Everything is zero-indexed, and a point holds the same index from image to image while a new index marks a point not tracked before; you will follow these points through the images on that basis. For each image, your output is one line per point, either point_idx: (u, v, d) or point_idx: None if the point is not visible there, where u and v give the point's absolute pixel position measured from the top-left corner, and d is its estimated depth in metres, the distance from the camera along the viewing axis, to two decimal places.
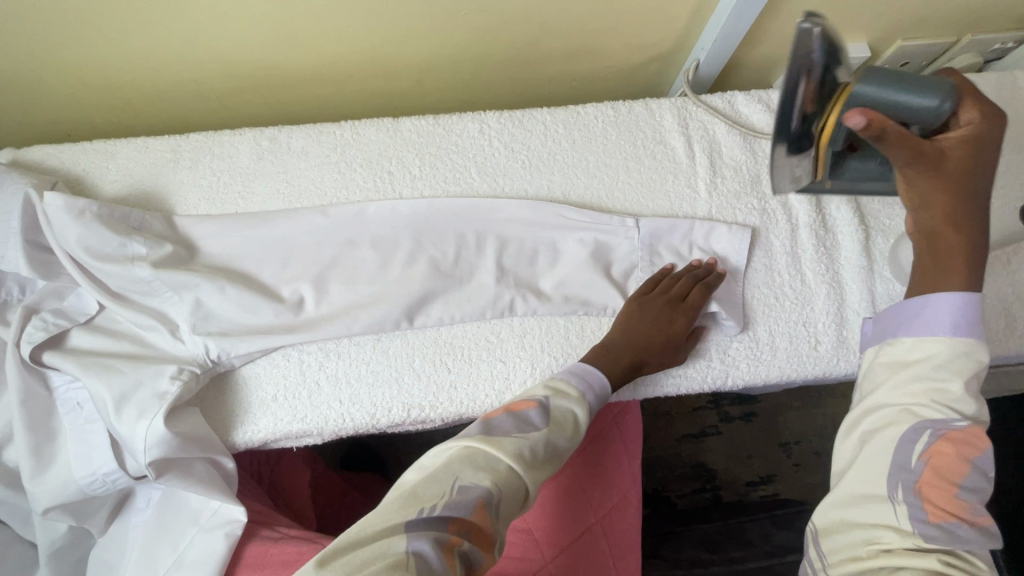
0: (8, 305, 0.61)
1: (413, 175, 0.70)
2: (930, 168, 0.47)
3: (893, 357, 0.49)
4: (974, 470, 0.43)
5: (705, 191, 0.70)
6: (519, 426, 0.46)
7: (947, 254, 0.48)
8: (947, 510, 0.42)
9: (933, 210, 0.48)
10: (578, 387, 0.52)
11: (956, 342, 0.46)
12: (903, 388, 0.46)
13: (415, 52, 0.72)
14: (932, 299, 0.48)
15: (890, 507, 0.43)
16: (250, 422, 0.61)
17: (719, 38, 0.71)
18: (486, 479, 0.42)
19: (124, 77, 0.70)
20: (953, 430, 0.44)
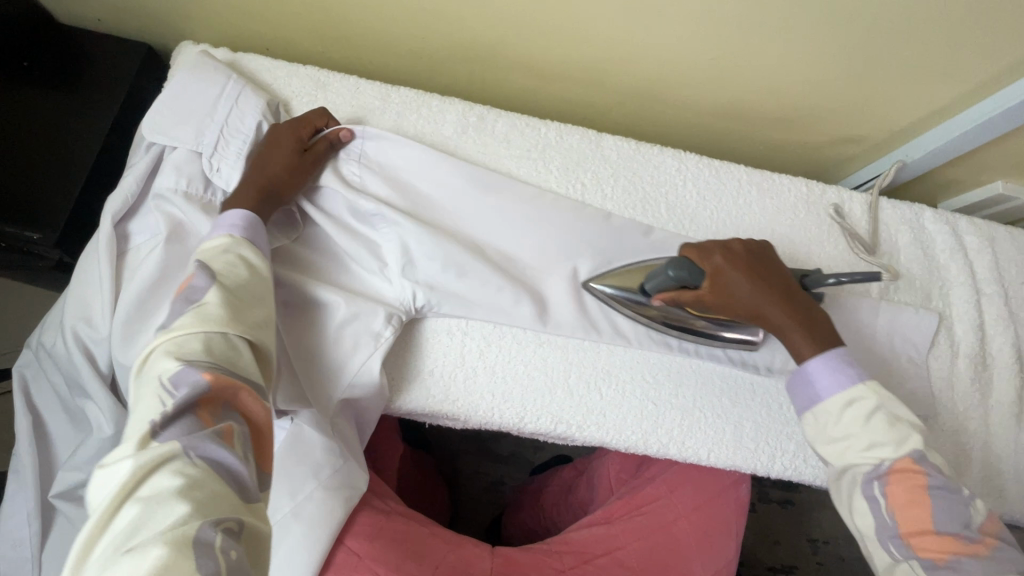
0: (211, 205, 0.59)
1: (605, 193, 0.70)
2: (729, 303, 0.57)
3: (818, 431, 0.53)
4: (938, 500, 0.47)
5: (878, 293, 0.70)
6: (189, 297, 0.43)
7: (784, 332, 0.55)
8: (947, 552, 0.45)
9: (759, 317, 0.56)
10: (221, 234, 0.49)
11: (838, 394, 0.52)
12: (837, 449, 0.51)
13: (637, 74, 0.72)
14: (813, 367, 0.53)
15: (905, 569, 0.46)
16: (405, 389, 0.61)
17: (933, 153, 0.71)
18: (202, 359, 0.40)
19: (357, 13, 0.69)
20: (890, 469, 0.48)
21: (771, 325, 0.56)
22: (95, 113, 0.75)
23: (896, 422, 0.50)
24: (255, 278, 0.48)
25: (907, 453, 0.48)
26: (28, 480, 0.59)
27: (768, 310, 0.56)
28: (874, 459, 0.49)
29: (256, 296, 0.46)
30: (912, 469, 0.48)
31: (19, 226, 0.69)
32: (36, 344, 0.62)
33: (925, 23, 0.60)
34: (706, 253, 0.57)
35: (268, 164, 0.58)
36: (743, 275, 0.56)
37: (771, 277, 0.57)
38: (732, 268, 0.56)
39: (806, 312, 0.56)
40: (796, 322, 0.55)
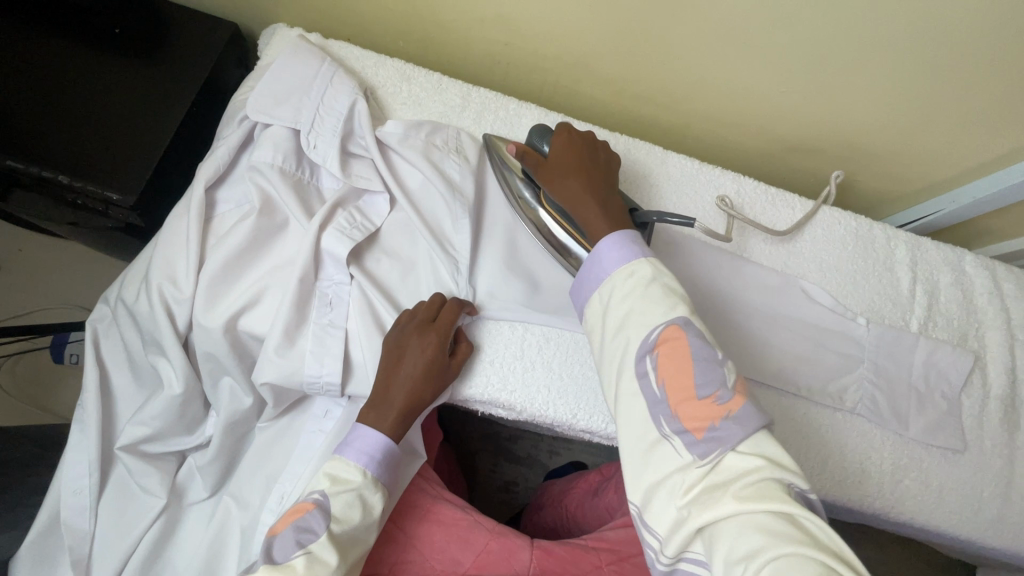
0: (301, 181, 0.63)
1: (666, 207, 0.73)
2: (553, 170, 0.60)
3: (601, 300, 0.51)
4: (699, 362, 0.44)
5: (916, 328, 0.73)
6: (299, 538, 0.48)
7: (582, 209, 0.56)
8: (707, 419, 0.41)
9: (569, 189, 0.58)
10: (356, 464, 0.54)
11: (623, 267, 0.51)
12: (617, 321, 0.49)
13: (705, 99, 0.74)
14: (606, 243, 0.53)
15: (668, 447, 0.42)
16: (464, 376, 0.63)
17: (979, 200, 0.73)
18: (308, 529, 0.49)
19: (447, 15, 0.72)
20: (658, 338, 0.45)
21: (571, 200, 0.57)
22: (180, 83, 0.78)
23: (672, 295, 0.48)
24: (362, 525, 0.51)
25: (673, 320, 0.46)
26: (91, 432, 0.60)
27: (572, 187, 0.58)
28: (645, 329, 0.47)
29: (353, 549, 0.50)
30: (678, 337, 0.45)
31: (99, 186, 0.70)
32: (114, 300, 0.64)
33: (992, 76, 0.62)
34: (562, 134, 0.62)
35: (391, 384, 0.57)
36: (577, 153, 0.60)
37: (600, 175, 0.60)
38: (565, 145, 0.61)
39: (608, 203, 0.57)
40: (596, 204, 0.56)
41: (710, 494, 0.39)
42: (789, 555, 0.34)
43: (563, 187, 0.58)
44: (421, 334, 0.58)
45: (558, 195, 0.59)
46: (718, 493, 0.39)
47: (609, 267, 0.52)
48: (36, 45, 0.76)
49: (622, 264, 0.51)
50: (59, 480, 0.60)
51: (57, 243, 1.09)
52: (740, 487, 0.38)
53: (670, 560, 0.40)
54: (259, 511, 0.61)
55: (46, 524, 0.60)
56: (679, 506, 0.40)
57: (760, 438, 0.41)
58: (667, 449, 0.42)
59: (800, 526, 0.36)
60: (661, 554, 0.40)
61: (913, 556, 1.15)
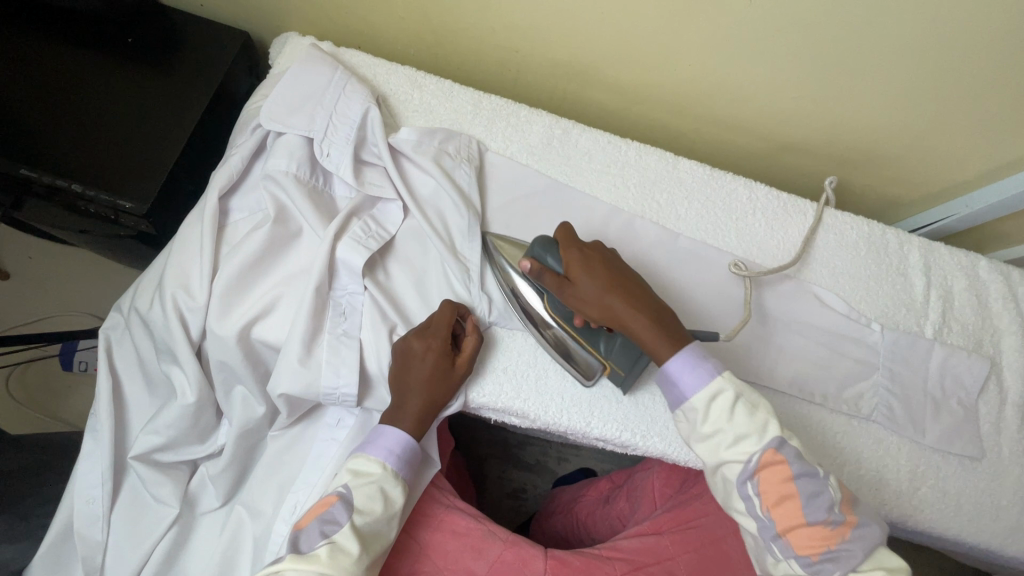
0: (315, 190, 0.63)
1: (678, 214, 0.73)
2: (578, 296, 0.54)
3: (690, 428, 0.52)
4: (806, 487, 0.48)
5: (931, 334, 0.73)
6: (324, 528, 0.48)
7: (639, 335, 0.53)
8: (822, 545, 0.47)
9: (609, 313, 0.53)
10: (377, 460, 0.54)
11: (698, 395, 0.51)
12: (708, 447, 0.51)
13: (716, 105, 0.74)
14: (674, 365, 0.52)
15: (788, 568, 0.48)
16: (477, 385, 0.62)
17: (993, 205, 0.73)
18: (329, 518, 0.49)
19: (458, 23, 0.72)
20: (759, 465, 0.49)
21: (622, 322, 0.53)
22: (192, 92, 0.78)
23: (754, 409, 0.50)
24: (384, 517, 0.52)
25: (769, 445, 0.49)
26: (104, 441, 0.60)
27: (615, 311, 0.53)
28: (742, 455, 0.49)
29: (375, 543, 0.50)
30: (778, 461, 0.49)
31: (112, 195, 0.71)
32: (126, 309, 0.63)
33: (1007, 81, 0.62)
34: (570, 245, 0.55)
35: (405, 393, 0.57)
36: (596, 271, 0.54)
37: (629, 283, 0.54)
38: (580, 266, 0.54)
39: (662, 314, 0.54)
40: (651, 321, 0.53)
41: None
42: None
43: (602, 314, 0.53)
44: (421, 337, 0.58)
45: (600, 316, 0.54)
46: None
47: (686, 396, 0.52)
48: (50, 54, 0.76)
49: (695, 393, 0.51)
50: (73, 489, 0.60)
51: (67, 250, 1.09)
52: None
53: None
54: (272, 519, 0.61)
55: (60, 532, 0.60)
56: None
57: (875, 551, 0.47)
58: (785, 568, 0.49)
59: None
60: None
61: (927, 564, 1.13)
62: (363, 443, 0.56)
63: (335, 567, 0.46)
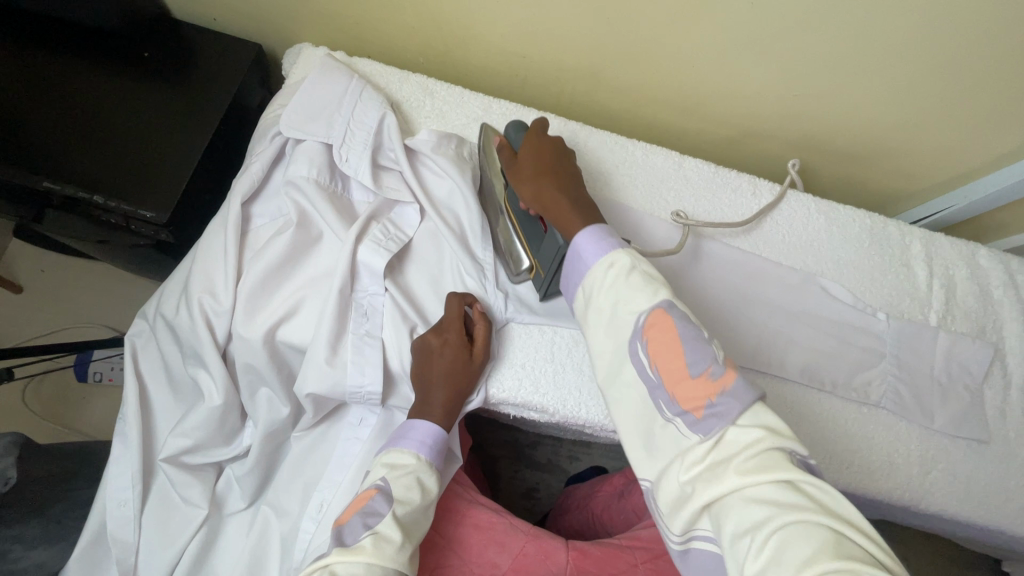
0: (334, 194, 0.65)
1: (685, 210, 0.75)
2: (521, 171, 0.58)
3: (589, 297, 0.51)
4: (689, 341, 0.44)
5: (936, 321, 0.75)
6: (366, 522, 0.50)
7: (553, 211, 0.54)
8: (704, 398, 0.42)
9: (537, 190, 0.56)
10: (411, 451, 0.56)
11: (601, 259, 0.51)
12: (605, 315, 0.49)
13: (720, 103, 0.76)
14: (582, 235, 0.52)
15: (673, 429, 0.44)
16: (497, 380, 0.64)
17: (991, 195, 0.76)
18: (371, 510, 0.51)
19: (468, 30, 0.74)
20: (646, 323, 0.46)
21: (545, 202, 0.55)
22: (208, 104, 0.80)
23: (652, 282, 0.48)
24: (422, 506, 0.53)
25: (658, 304, 0.46)
26: (133, 445, 0.62)
27: (541, 187, 0.56)
28: (632, 315, 0.47)
29: (417, 531, 0.51)
30: (665, 319, 0.46)
31: (133, 205, 0.72)
32: (152, 316, 0.65)
33: (1002, 73, 0.64)
34: (534, 132, 0.60)
35: (431, 386, 0.59)
36: (545, 154, 0.58)
37: (571, 174, 0.57)
38: (532, 146, 0.59)
39: (582, 199, 0.55)
40: (565, 198, 0.54)
41: (713, 468, 0.41)
42: (796, 523, 0.35)
43: (531, 190, 0.56)
44: (437, 332, 0.61)
45: (530, 198, 0.57)
46: (721, 467, 0.40)
47: (585, 261, 0.51)
48: (69, 70, 0.78)
49: (598, 259, 0.51)
50: (104, 493, 0.61)
51: (82, 263, 1.11)
52: (739, 459, 0.39)
53: (682, 537, 0.42)
54: (299, 518, 0.62)
55: (94, 535, 0.61)
56: (683, 485, 0.42)
57: (756, 410, 0.42)
58: (672, 432, 0.44)
59: (800, 491, 0.37)
60: (672, 532, 0.42)
61: (937, 552, 1.15)
62: (393, 438, 0.58)
63: (381, 557, 0.47)
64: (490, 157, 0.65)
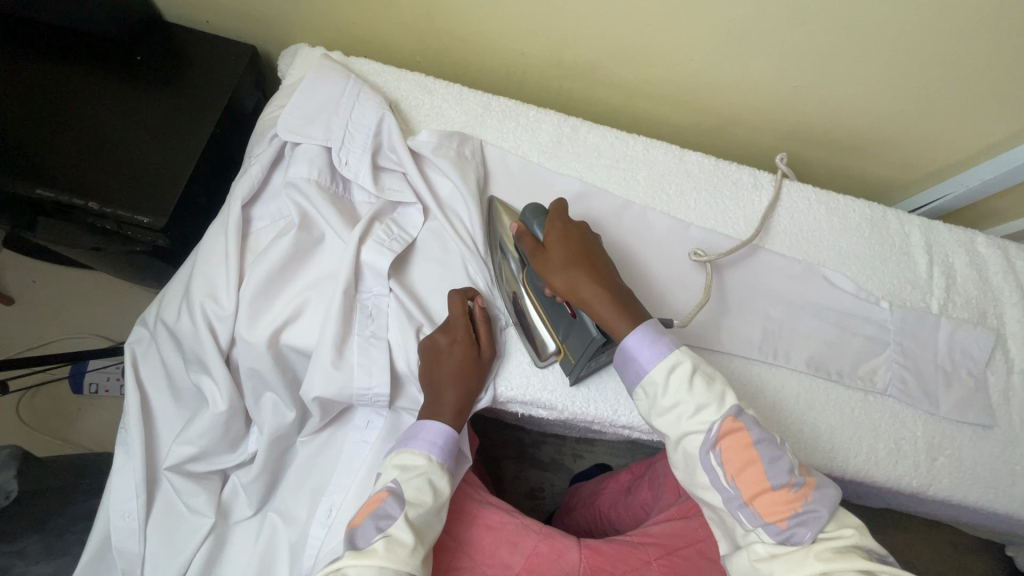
0: (336, 195, 0.64)
1: (687, 204, 0.75)
2: (552, 265, 0.55)
3: (649, 403, 0.51)
4: (766, 454, 0.47)
5: (937, 309, 0.75)
6: (379, 524, 0.49)
7: (597, 310, 0.53)
8: (787, 509, 0.45)
9: (574, 284, 0.54)
10: (422, 452, 0.55)
11: (657, 366, 0.50)
12: (669, 420, 0.50)
13: (718, 97, 0.77)
14: (632, 339, 0.51)
15: (755, 538, 0.46)
16: (505, 378, 0.63)
17: (986, 182, 0.76)
18: (384, 513, 0.50)
19: (465, 28, 0.74)
20: (719, 435, 0.48)
21: (584, 298, 0.54)
22: (204, 108, 0.79)
23: (713, 383, 0.50)
24: (434, 507, 0.53)
25: (728, 413, 0.48)
26: (135, 455, 0.60)
27: (580, 282, 0.54)
28: (701, 424, 0.48)
29: (429, 533, 0.51)
30: (737, 428, 0.48)
31: (130, 211, 0.71)
32: (152, 323, 0.64)
33: (997, 62, 0.65)
34: (556, 218, 0.58)
35: (439, 385, 0.58)
36: (575, 243, 0.56)
37: (602, 262, 0.56)
38: (560, 234, 0.56)
39: (621, 291, 0.54)
40: (609, 295, 0.53)
41: (792, 557, 0.44)
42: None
43: (568, 286, 0.54)
44: (445, 331, 0.60)
45: (566, 291, 0.55)
46: (803, 559, 0.44)
47: (645, 367, 0.51)
48: (60, 76, 0.77)
49: (654, 365, 0.50)
50: (107, 504, 0.60)
51: (74, 272, 1.09)
52: (822, 549, 0.44)
53: None
54: (308, 524, 0.61)
55: (98, 547, 0.60)
56: (760, 569, 0.45)
57: (835, 511, 0.46)
58: (754, 539, 0.46)
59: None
60: None
61: (941, 537, 1.16)
62: (403, 439, 0.57)
63: (393, 559, 0.47)
64: (508, 237, 0.64)
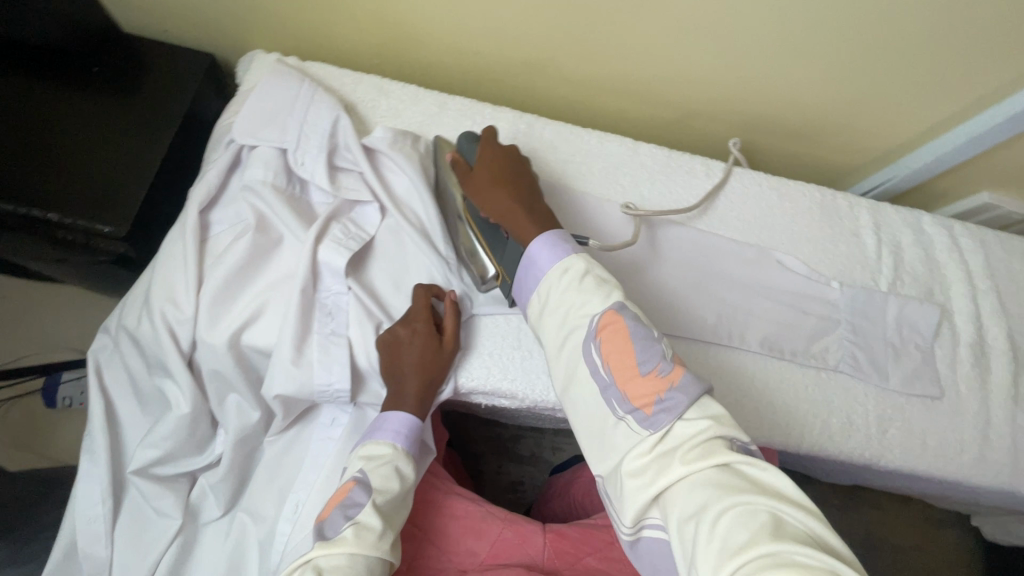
0: (293, 197, 0.65)
1: (642, 194, 0.77)
2: (477, 185, 0.60)
3: (543, 303, 0.53)
4: (638, 343, 0.47)
5: (886, 287, 0.78)
6: (347, 513, 0.51)
7: (513, 220, 0.57)
8: (654, 395, 0.45)
9: (496, 200, 0.58)
10: (387, 442, 0.57)
11: (556, 264, 0.53)
12: (559, 315, 0.51)
13: (670, 89, 0.79)
14: (537, 242, 0.54)
15: (624, 427, 0.45)
16: (466, 369, 0.65)
17: (930, 162, 0.80)
18: (352, 502, 0.52)
19: (420, 30, 0.76)
20: (599, 325, 0.48)
21: (501, 210, 0.57)
22: (164, 116, 0.80)
23: (603, 284, 0.51)
24: (401, 493, 0.54)
25: (610, 307, 0.49)
26: (101, 459, 0.61)
27: (499, 197, 0.58)
28: (585, 317, 0.49)
29: (397, 517, 0.53)
30: (616, 320, 0.48)
31: (91, 220, 0.72)
32: (114, 328, 0.64)
33: (928, 46, 0.68)
34: (488, 146, 0.62)
35: (401, 375, 0.60)
36: (500, 166, 0.60)
37: (525, 185, 0.60)
38: (486, 159, 0.61)
39: (538, 208, 0.58)
40: (523, 207, 0.57)
41: (661, 460, 0.43)
42: (742, 506, 0.38)
43: (488, 201, 0.59)
44: (405, 323, 0.62)
45: (489, 209, 0.59)
46: (669, 458, 0.43)
47: (543, 267, 0.53)
48: (17, 89, 0.77)
49: (554, 264, 0.53)
50: (74, 509, 0.61)
51: (43, 287, 1.09)
52: (685, 449, 0.42)
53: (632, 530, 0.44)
54: (276, 521, 0.62)
55: (66, 552, 0.61)
56: (634, 477, 0.44)
57: (701, 402, 0.45)
58: (625, 429, 0.45)
59: (740, 474, 0.41)
60: (623, 522, 0.44)
61: (912, 515, 1.19)
62: (369, 431, 0.58)
63: (363, 544, 0.48)
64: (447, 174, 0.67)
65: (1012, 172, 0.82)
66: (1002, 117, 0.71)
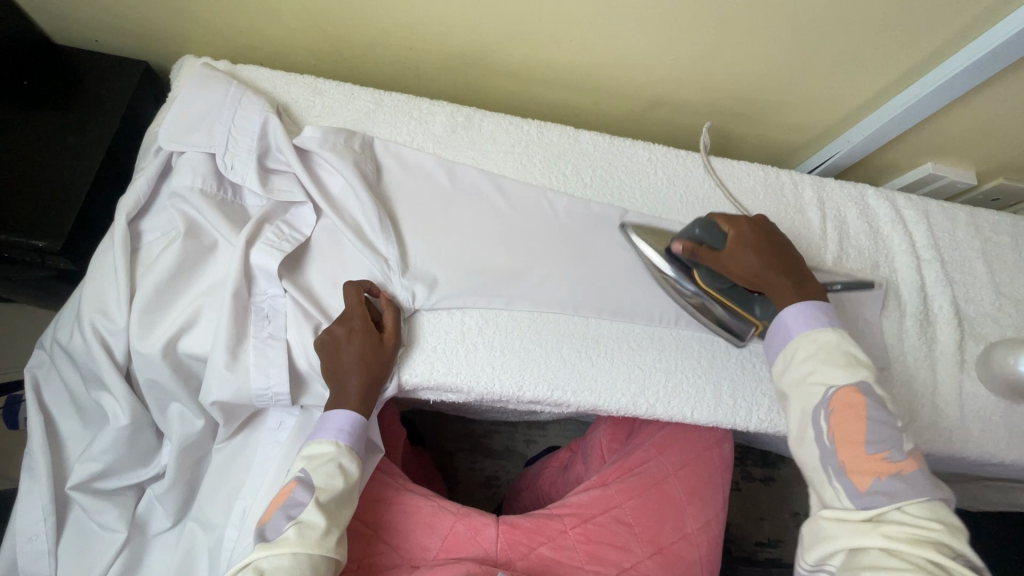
0: (223, 202, 0.65)
1: (586, 181, 0.77)
2: (725, 264, 0.61)
3: (786, 364, 0.57)
4: (874, 423, 0.50)
5: (832, 261, 0.78)
6: (291, 513, 0.51)
7: (779, 290, 0.60)
8: (874, 474, 0.48)
9: (758, 274, 0.61)
10: (330, 440, 0.56)
11: (808, 336, 0.56)
12: (797, 374, 0.55)
13: (609, 75, 0.79)
14: (790, 312, 0.58)
15: (832, 492, 0.50)
16: (409, 366, 0.65)
17: (871, 136, 0.80)
18: (296, 504, 0.52)
19: (351, 27, 0.75)
20: (835, 395, 0.52)
21: (762, 281, 0.61)
22: (98, 127, 0.79)
23: (857, 363, 0.53)
24: (346, 490, 0.54)
25: (854, 384, 0.51)
26: (40, 477, 0.60)
27: (760, 271, 0.60)
28: (820, 386, 0.53)
29: (341, 514, 0.53)
30: (855, 397, 0.51)
31: (24, 235, 0.70)
32: (49, 345, 0.64)
33: (853, 21, 0.68)
34: (731, 226, 0.61)
35: (341, 373, 0.59)
36: (755, 245, 0.60)
37: (784, 255, 0.61)
38: (735, 242, 0.61)
39: (798, 274, 0.61)
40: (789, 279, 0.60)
41: (862, 527, 0.46)
42: None
43: (747, 275, 0.61)
44: (342, 322, 0.61)
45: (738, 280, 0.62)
46: (870, 529, 0.46)
47: (794, 334, 0.57)
48: None
49: (807, 332, 0.56)
50: (15, 529, 0.60)
51: None
52: (895, 529, 0.45)
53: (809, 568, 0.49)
54: (224, 528, 0.61)
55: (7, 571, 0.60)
56: (826, 529, 0.48)
57: (929, 505, 0.46)
58: (834, 494, 0.50)
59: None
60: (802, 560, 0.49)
61: None
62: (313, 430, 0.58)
63: (304, 543, 0.49)
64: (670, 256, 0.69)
65: (951, 142, 0.83)
66: (930, 88, 0.72)
